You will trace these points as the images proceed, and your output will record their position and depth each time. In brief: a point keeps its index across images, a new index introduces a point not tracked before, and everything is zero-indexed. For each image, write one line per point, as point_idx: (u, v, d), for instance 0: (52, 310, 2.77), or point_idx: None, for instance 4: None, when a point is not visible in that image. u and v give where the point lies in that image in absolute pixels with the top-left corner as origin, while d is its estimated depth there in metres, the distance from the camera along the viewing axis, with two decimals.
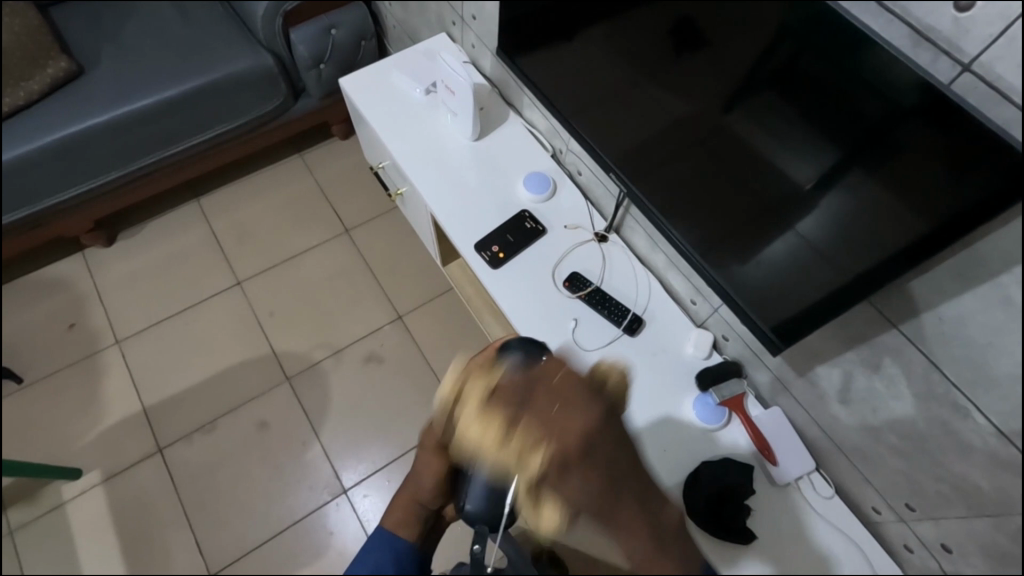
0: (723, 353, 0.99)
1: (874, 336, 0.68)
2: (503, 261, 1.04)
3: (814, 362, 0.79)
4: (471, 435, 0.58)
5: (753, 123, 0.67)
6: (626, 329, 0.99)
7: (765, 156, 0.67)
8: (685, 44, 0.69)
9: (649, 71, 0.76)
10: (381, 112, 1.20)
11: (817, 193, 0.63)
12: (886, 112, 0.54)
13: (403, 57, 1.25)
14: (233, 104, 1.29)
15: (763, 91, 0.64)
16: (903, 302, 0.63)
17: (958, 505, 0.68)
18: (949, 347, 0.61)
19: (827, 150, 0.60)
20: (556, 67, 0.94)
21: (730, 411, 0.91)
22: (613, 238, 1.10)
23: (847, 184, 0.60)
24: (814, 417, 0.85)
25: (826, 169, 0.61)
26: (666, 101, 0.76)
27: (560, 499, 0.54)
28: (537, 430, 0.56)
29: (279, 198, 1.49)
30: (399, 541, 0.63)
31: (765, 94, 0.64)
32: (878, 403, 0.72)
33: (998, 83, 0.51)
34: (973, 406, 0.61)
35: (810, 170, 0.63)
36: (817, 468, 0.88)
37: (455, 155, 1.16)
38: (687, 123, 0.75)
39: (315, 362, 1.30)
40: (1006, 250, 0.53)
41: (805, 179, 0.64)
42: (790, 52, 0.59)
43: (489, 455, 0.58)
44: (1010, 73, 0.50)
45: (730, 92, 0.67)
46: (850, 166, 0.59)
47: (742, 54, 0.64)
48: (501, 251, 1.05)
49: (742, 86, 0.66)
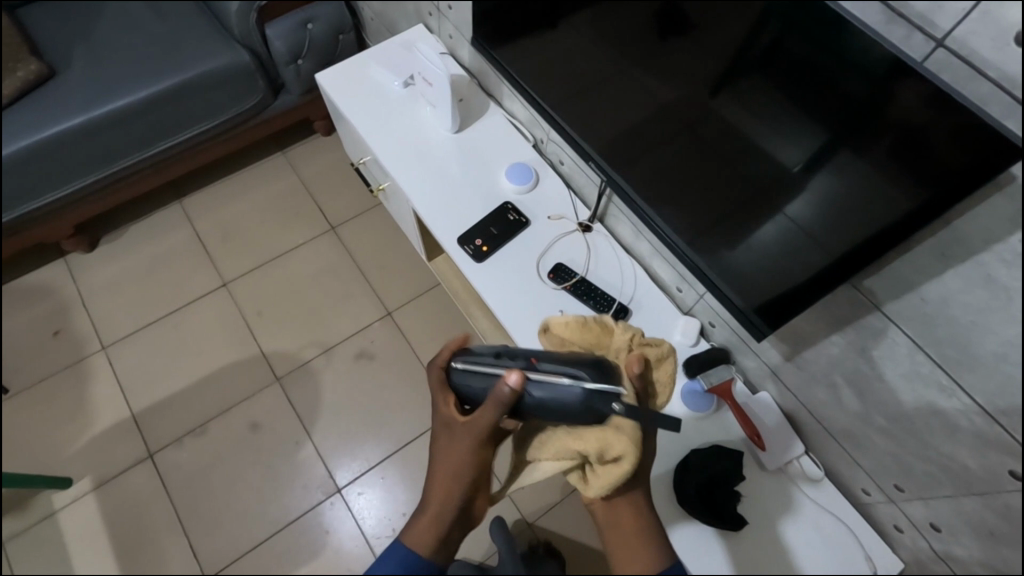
0: (710, 340, 1.00)
1: (859, 318, 0.70)
2: (487, 254, 1.04)
3: (802, 348, 0.80)
4: (655, 350, 0.71)
5: (737, 111, 0.67)
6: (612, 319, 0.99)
7: (751, 141, 0.68)
8: (669, 30, 0.69)
9: (634, 55, 0.76)
10: (360, 107, 1.19)
11: (806, 175, 0.63)
12: (873, 90, 0.55)
13: (382, 50, 1.24)
14: (201, 105, 1.21)
15: (750, 73, 0.64)
16: (887, 283, 0.65)
17: (947, 484, 0.70)
18: (934, 327, 0.62)
19: (815, 132, 0.61)
20: (541, 59, 0.93)
21: (718, 398, 0.93)
22: (597, 227, 1.10)
23: (834, 166, 0.60)
24: (802, 401, 0.86)
25: (815, 150, 0.61)
26: (652, 87, 0.76)
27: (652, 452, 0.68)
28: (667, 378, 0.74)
29: (263, 196, 1.47)
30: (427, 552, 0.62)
31: (755, 78, 0.64)
32: (866, 386, 0.74)
33: (972, 57, 0.52)
34: (959, 386, 0.63)
35: (800, 152, 0.63)
36: (807, 453, 0.90)
37: (437, 149, 1.15)
38: (672, 110, 0.75)
39: (302, 362, 1.28)
40: (989, 228, 0.54)
41: (793, 162, 0.64)
42: (776, 31, 0.59)
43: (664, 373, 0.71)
44: (984, 47, 0.51)
45: (714, 78, 0.68)
46: (840, 147, 0.59)
47: (723, 45, 0.64)
48: (485, 244, 1.05)
49: (727, 70, 0.66)
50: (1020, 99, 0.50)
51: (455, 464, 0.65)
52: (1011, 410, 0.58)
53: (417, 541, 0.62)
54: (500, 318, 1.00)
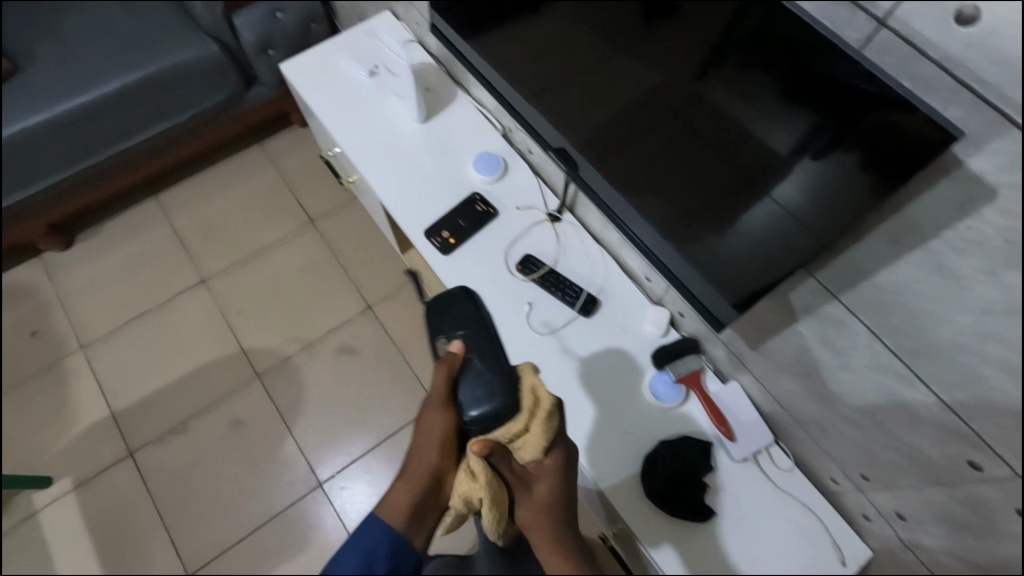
0: (680, 330, 1.02)
1: (821, 308, 0.73)
2: (454, 247, 1.05)
3: (767, 337, 0.84)
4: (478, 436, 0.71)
5: (714, 103, 0.69)
6: (581, 310, 1.01)
7: (737, 124, 0.68)
8: (655, 12, 0.69)
9: (618, 40, 0.76)
10: (328, 100, 1.18)
11: (795, 159, 0.63)
12: (848, 68, 0.56)
13: (348, 40, 1.24)
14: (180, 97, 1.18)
15: (735, 54, 0.64)
16: (845, 273, 0.67)
17: (912, 474, 0.73)
18: (890, 316, 0.65)
19: (801, 114, 0.61)
20: (512, 47, 0.95)
21: (688, 389, 0.96)
22: (566, 217, 1.11)
23: (822, 148, 0.60)
24: (770, 391, 0.90)
25: (802, 134, 0.62)
26: (634, 74, 0.77)
27: (540, 498, 0.70)
28: (538, 436, 0.73)
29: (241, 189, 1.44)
30: (398, 516, 0.63)
31: (740, 60, 0.64)
32: (829, 374, 0.77)
33: (914, 38, 0.54)
34: (918, 377, 0.65)
35: (788, 136, 0.63)
36: (776, 441, 0.94)
37: (404, 140, 1.15)
38: (653, 97, 0.76)
39: (285, 357, 1.26)
40: (938, 215, 0.57)
41: (782, 146, 0.64)
42: (761, 16, 0.60)
43: (528, 433, 0.73)
44: (924, 28, 0.52)
45: (698, 64, 0.68)
46: (827, 129, 0.59)
47: (700, 38, 0.66)
48: (452, 236, 1.06)
49: (710, 55, 0.66)
50: (962, 82, 0.52)
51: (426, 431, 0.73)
52: (967, 401, 0.61)
53: (388, 507, 0.64)
54: None
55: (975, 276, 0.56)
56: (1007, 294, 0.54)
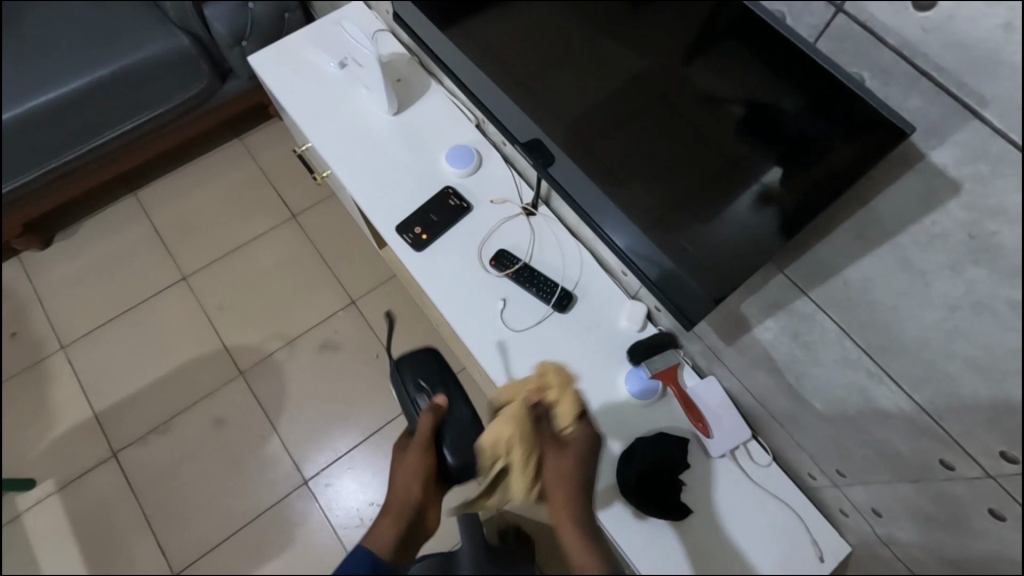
0: (657, 324, 1.02)
1: (791, 303, 0.74)
2: (427, 242, 1.05)
3: (741, 334, 0.85)
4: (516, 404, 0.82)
5: (689, 87, 0.66)
6: (556, 305, 1.01)
7: (716, 107, 0.65)
8: None
9: (600, 21, 0.72)
10: (297, 94, 1.17)
11: (775, 142, 0.61)
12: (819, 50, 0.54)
13: (316, 29, 1.23)
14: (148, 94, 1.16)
15: (711, 34, 0.61)
16: (811, 270, 0.69)
17: (885, 471, 0.76)
18: (858, 312, 0.66)
19: (780, 96, 0.58)
20: (478, 35, 0.93)
21: (664, 384, 0.97)
22: (542, 211, 1.10)
23: (802, 131, 0.58)
24: (746, 386, 0.92)
25: (781, 117, 0.59)
26: (608, 56, 0.74)
27: (568, 466, 0.82)
28: (566, 415, 0.83)
29: (220, 185, 1.42)
30: (381, 550, 0.77)
31: (719, 41, 0.61)
32: (802, 370, 0.79)
33: (872, 24, 0.52)
34: (886, 372, 0.67)
35: (767, 118, 0.60)
36: (755, 437, 0.97)
37: (376, 133, 1.14)
38: (631, 80, 0.72)
39: (268, 354, 1.25)
40: (902, 212, 0.57)
41: (763, 127, 0.61)
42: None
43: (558, 408, 0.83)
44: (883, 14, 0.51)
45: (674, 43, 0.65)
46: (807, 112, 0.57)
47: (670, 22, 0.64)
48: (424, 231, 1.05)
49: (688, 33, 0.63)
50: (920, 70, 0.50)
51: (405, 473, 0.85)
52: (934, 400, 0.63)
53: (375, 543, 0.78)
54: (447, 307, 1.02)
55: (938, 272, 0.56)
56: (969, 289, 0.54)
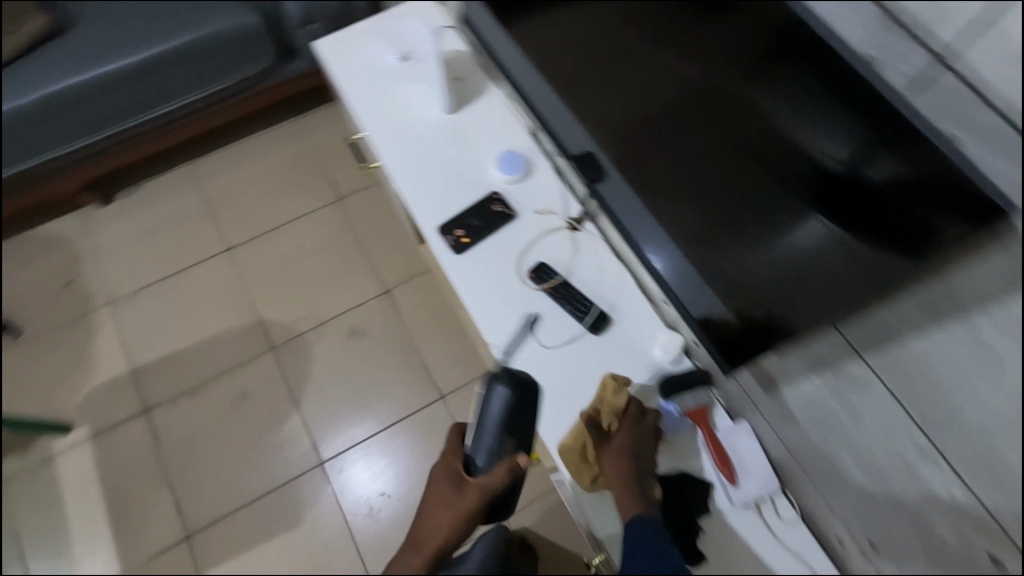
0: (693, 359, 0.98)
1: (843, 365, 0.68)
2: (467, 246, 1.04)
3: (782, 385, 0.80)
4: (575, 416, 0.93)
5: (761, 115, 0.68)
6: (590, 327, 0.99)
7: (784, 139, 0.66)
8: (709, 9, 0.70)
9: (670, 36, 0.74)
10: (358, 83, 1.18)
11: (844, 174, 0.62)
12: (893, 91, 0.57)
13: (381, 22, 1.24)
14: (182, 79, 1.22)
15: (789, 66, 0.65)
16: (875, 333, 0.63)
17: (923, 554, 0.69)
18: (917, 387, 0.61)
19: (854, 132, 0.60)
20: (548, 38, 0.92)
21: (693, 423, 0.94)
22: (586, 227, 1.07)
23: (872, 170, 0.59)
24: (780, 437, 0.86)
25: (853, 151, 0.61)
26: (676, 70, 0.74)
27: (620, 457, 0.87)
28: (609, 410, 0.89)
29: (271, 161, 1.44)
30: None
31: (795, 71, 0.64)
32: (842, 432, 0.73)
33: (976, 83, 0.53)
34: (941, 454, 0.61)
35: (837, 152, 0.62)
36: (783, 492, 0.90)
37: (429, 130, 1.14)
38: (697, 95, 0.73)
39: (299, 333, 1.29)
40: (982, 288, 0.52)
41: (832, 159, 0.62)
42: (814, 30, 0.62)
43: (603, 407, 0.90)
44: (990, 71, 0.51)
45: (750, 69, 0.68)
46: (880, 151, 0.59)
47: (746, 50, 0.68)
48: (466, 235, 1.05)
49: (767, 61, 0.66)
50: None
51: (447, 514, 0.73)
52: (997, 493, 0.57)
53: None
54: (479, 312, 1.01)
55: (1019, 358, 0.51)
56: None
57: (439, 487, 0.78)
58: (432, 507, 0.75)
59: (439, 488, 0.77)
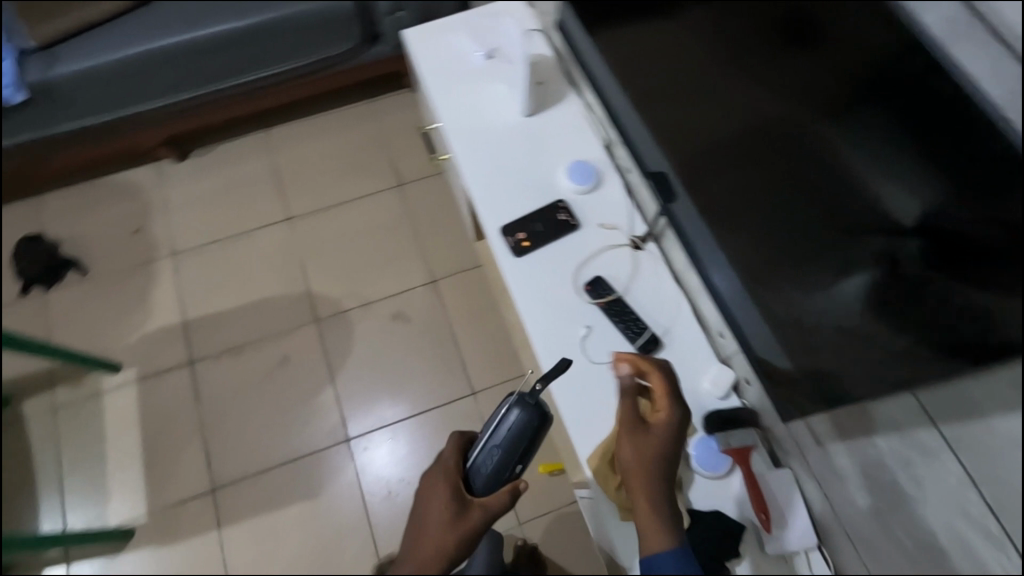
0: (742, 398, 0.96)
1: (913, 431, 0.66)
2: (527, 250, 1.03)
3: (841, 441, 0.78)
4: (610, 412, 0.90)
5: (841, 150, 0.61)
6: (640, 347, 0.96)
7: (859, 185, 0.60)
8: (795, 37, 0.64)
9: (745, 64, 0.71)
10: (439, 76, 1.19)
11: (920, 227, 0.55)
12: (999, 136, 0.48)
13: (479, 17, 1.25)
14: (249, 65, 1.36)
15: (872, 100, 0.58)
16: (956, 406, 0.60)
17: None
18: (994, 469, 0.57)
19: (936, 183, 0.53)
20: (633, 50, 0.90)
21: (733, 463, 0.89)
22: (649, 247, 1.05)
23: (954, 225, 0.52)
24: (827, 494, 0.83)
25: (933, 204, 0.53)
26: (754, 101, 0.71)
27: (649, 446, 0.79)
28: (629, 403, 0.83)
29: (343, 140, 1.48)
30: None
31: (878, 108, 0.57)
32: (899, 496, 0.70)
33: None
34: (1007, 536, 0.58)
35: (915, 205, 0.55)
36: (819, 546, 0.86)
37: (506, 130, 1.14)
38: (768, 130, 0.69)
39: (343, 309, 1.29)
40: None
41: (907, 212, 0.56)
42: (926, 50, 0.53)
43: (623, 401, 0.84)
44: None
45: (833, 100, 0.61)
46: (961, 207, 0.51)
47: (822, 82, 0.62)
48: (527, 238, 1.04)
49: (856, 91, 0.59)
50: None
51: (446, 520, 0.69)
52: None
53: None
54: (531, 316, 1.00)
55: None
56: None
57: (439, 490, 0.73)
58: (429, 512, 0.71)
59: (436, 491, 0.73)
